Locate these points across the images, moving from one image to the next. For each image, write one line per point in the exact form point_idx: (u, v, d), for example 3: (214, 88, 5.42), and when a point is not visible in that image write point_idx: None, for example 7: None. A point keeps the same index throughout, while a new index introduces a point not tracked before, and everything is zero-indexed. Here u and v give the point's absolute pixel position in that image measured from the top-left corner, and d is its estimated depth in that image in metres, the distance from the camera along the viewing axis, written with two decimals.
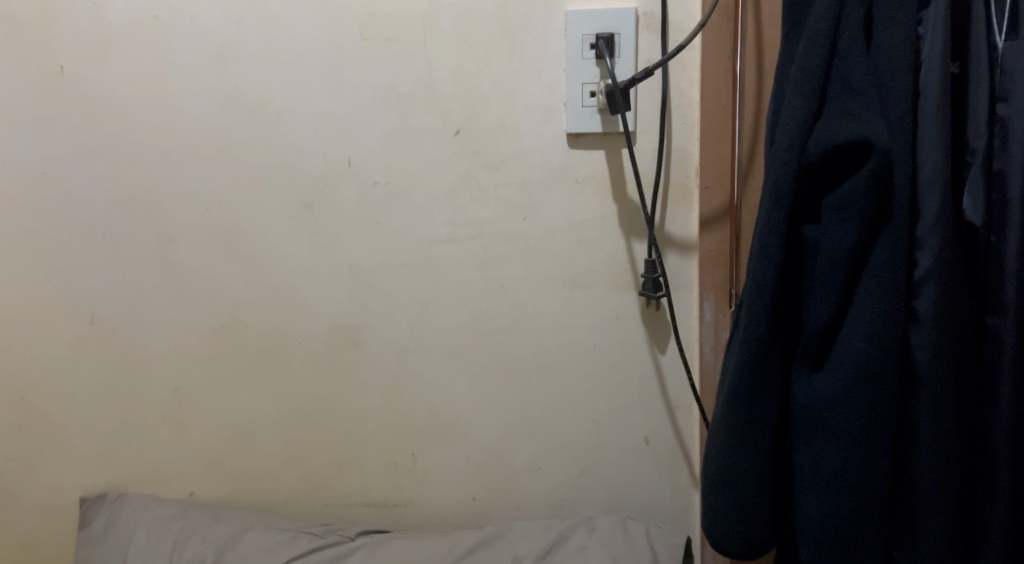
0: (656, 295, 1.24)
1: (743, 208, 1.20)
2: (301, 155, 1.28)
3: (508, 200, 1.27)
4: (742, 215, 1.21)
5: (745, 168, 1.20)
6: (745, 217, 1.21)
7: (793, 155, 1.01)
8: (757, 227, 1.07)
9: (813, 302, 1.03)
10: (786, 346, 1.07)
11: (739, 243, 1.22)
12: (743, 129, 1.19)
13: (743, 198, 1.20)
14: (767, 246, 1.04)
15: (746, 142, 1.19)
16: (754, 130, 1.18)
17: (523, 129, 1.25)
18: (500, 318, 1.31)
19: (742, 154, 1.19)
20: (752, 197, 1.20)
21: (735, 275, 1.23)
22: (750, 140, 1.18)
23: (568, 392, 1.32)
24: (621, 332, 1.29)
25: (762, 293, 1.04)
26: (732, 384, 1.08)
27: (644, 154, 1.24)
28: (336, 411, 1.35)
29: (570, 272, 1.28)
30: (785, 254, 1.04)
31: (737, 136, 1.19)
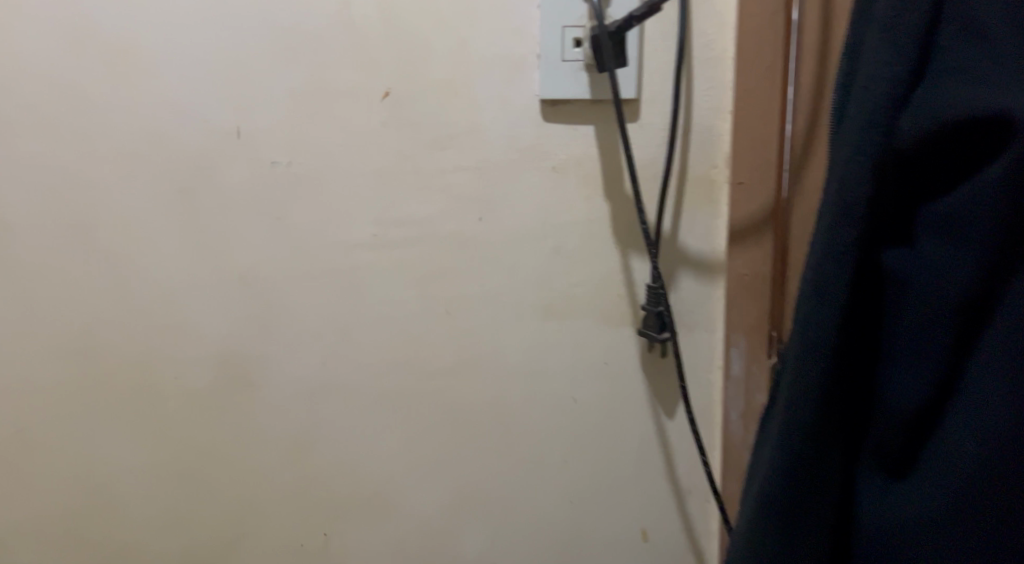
0: (660, 337, 0.86)
1: (794, 219, 0.81)
2: (179, 122, 0.93)
3: (458, 193, 0.91)
4: (790, 227, 0.82)
5: (802, 160, 0.80)
6: (800, 232, 0.81)
7: (873, 141, 0.64)
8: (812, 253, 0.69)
9: (898, 376, 0.66)
10: (852, 440, 0.69)
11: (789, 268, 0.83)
12: (801, 102, 0.80)
13: (795, 205, 0.81)
14: (826, 284, 0.66)
15: (805, 121, 0.80)
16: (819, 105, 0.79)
17: (479, 92, 0.89)
18: (445, 356, 0.95)
19: (795, 139, 0.80)
20: (807, 201, 0.81)
21: (781, 318, 0.84)
22: (811, 118, 0.79)
23: (538, 461, 0.97)
24: (612, 380, 0.94)
25: (815, 358, 0.67)
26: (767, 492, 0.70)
27: (651, 131, 0.85)
28: (230, 468, 1.01)
29: (543, 296, 0.93)
30: (856, 299, 0.66)
31: (790, 113, 0.80)
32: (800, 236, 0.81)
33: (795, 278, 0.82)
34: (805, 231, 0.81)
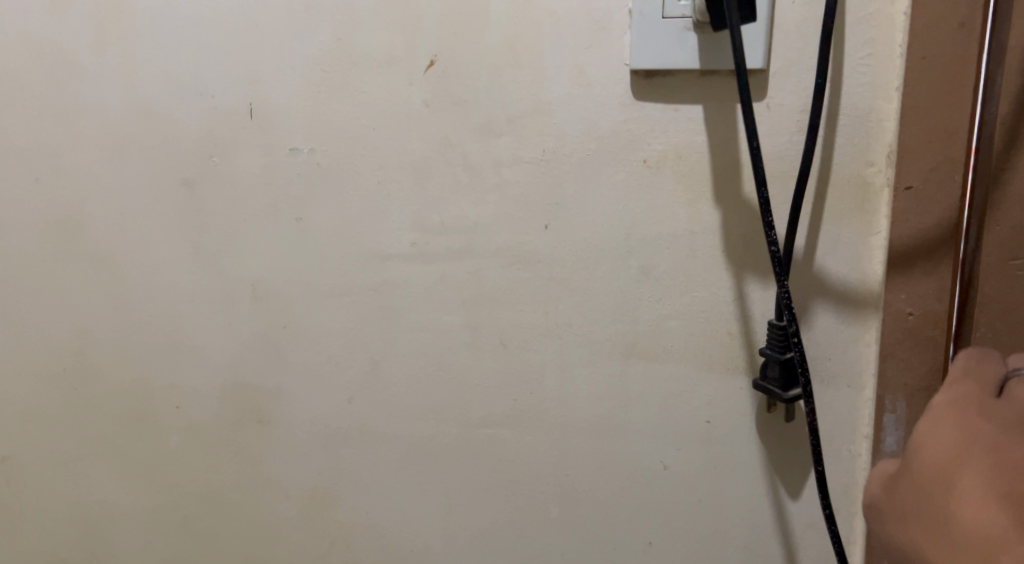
0: (786, 395, 0.64)
1: (986, 243, 0.58)
2: (176, 95, 0.75)
3: (518, 193, 0.71)
4: (980, 254, 0.58)
5: (1004, 162, 0.57)
6: (995, 262, 0.58)
7: None
8: None
9: None
10: None
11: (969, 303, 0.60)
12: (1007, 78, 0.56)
13: (990, 223, 0.58)
14: None
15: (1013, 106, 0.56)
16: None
17: (549, 61, 0.68)
18: (497, 401, 0.75)
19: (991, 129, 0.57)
20: (1012, 215, 0.57)
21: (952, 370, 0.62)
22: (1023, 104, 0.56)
23: (612, 538, 0.76)
24: (714, 444, 0.72)
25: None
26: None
27: (783, 114, 0.62)
28: (235, 519, 0.84)
29: (625, 329, 0.71)
30: None
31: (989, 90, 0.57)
32: (993, 266, 0.58)
33: (981, 323, 0.59)
34: (1004, 260, 0.58)
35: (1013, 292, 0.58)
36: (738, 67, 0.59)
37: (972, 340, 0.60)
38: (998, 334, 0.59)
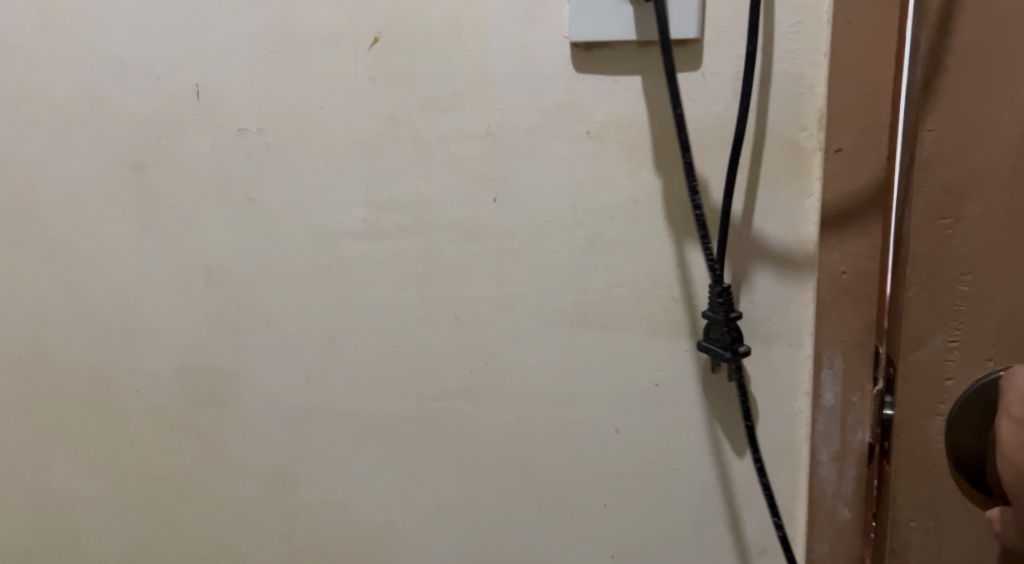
0: (731, 350, 0.65)
1: (916, 205, 0.60)
2: (123, 79, 0.75)
3: (466, 168, 0.72)
4: (911, 216, 0.61)
5: (930, 124, 0.59)
6: (925, 222, 0.60)
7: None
8: (996, 226, 0.60)
9: None
10: None
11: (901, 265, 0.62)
12: (929, 41, 0.58)
13: (919, 185, 0.60)
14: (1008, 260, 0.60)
15: (936, 69, 0.58)
16: (959, 46, 0.58)
17: (491, 35, 0.69)
18: (452, 374, 0.77)
19: (916, 92, 0.59)
20: (939, 177, 0.59)
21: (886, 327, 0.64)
22: (945, 67, 0.58)
23: (568, 504, 0.77)
24: (663, 409, 0.74)
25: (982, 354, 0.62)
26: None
27: (718, 83, 0.64)
28: (197, 500, 0.85)
29: (574, 299, 0.73)
30: None
31: (913, 55, 0.59)
32: (923, 227, 0.60)
33: (913, 283, 0.61)
34: (934, 221, 0.60)
35: (943, 251, 0.61)
36: (663, 38, 0.62)
37: (906, 299, 0.62)
38: (930, 292, 0.61)
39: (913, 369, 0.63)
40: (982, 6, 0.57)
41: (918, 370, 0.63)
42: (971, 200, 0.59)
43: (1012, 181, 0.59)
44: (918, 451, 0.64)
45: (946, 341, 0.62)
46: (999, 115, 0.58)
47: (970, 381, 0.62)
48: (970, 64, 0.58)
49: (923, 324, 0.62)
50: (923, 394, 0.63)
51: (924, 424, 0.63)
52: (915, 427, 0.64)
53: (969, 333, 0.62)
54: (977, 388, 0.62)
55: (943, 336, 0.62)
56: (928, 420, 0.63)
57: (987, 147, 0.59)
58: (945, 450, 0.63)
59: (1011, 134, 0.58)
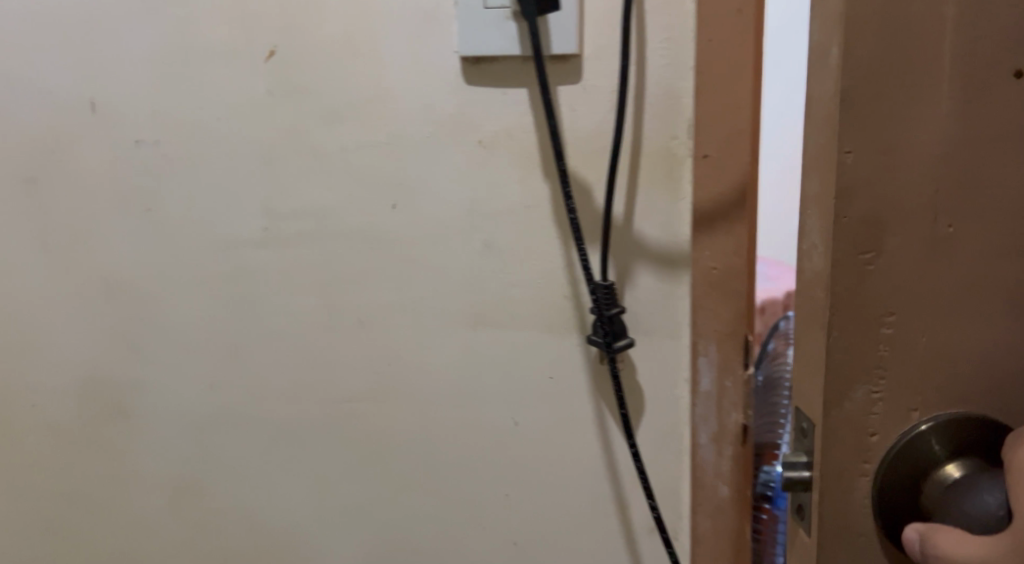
0: (612, 345, 0.70)
1: (832, 238, 0.55)
2: (16, 93, 0.75)
3: (364, 176, 0.75)
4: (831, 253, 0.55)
5: (846, 145, 0.53)
6: (845, 258, 0.55)
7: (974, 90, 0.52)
8: (916, 260, 0.55)
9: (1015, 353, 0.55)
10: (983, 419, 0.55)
11: (818, 307, 0.56)
12: (841, 53, 0.53)
13: (838, 218, 0.54)
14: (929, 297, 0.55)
15: (851, 86, 0.53)
16: (876, 61, 0.52)
17: (385, 49, 0.72)
18: (355, 376, 0.79)
19: (829, 109, 0.54)
20: (857, 208, 0.54)
21: (801, 377, 0.58)
22: (861, 83, 0.53)
23: (469, 498, 0.80)
24: (556, 402, 0.77)
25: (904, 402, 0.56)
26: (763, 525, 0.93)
27: (597, 95, 0.69)
28: (100, 513, 0.85)
29: (471, 299, 0.76)
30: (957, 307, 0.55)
31: (824, 71, 0.54)
32: (843, 261, 0.55)
33: (833, 328, 0.55)
34: (853, 255, 0.54)
35: (862, 289, 0.55)
36: (536, 56, 0.67)
37: (826, 345, 0.56)
38: (850, 336, 0.55)
39: (837, 422, 0.56)
40: (895, 17, 0.52)
41: (841, 424, 0.56)
42: (890, 231, 0.54)
43: (933, 209, 0.54)
44: (845, 520, 0.57)
45: (869, 392, 0.56)
46: (918, 136, 0.53)
47: (895, 433, 0.56)
48: (887, 79, 0.53)
49: (845, 372, 0.56)
50: (846, 452, 0.57)
51: (848, 486, 0.57)
52: (839, 492, 0.57)
53: (893, 380, 0.56)
54: (903, 444, 0.56)
55: (866, 385, 0.56)
56: (850, 481, 0.57)
57: (907, 173, 0.54)
58: (873, 517, 0.57)
59: (929, 157, 0.53)
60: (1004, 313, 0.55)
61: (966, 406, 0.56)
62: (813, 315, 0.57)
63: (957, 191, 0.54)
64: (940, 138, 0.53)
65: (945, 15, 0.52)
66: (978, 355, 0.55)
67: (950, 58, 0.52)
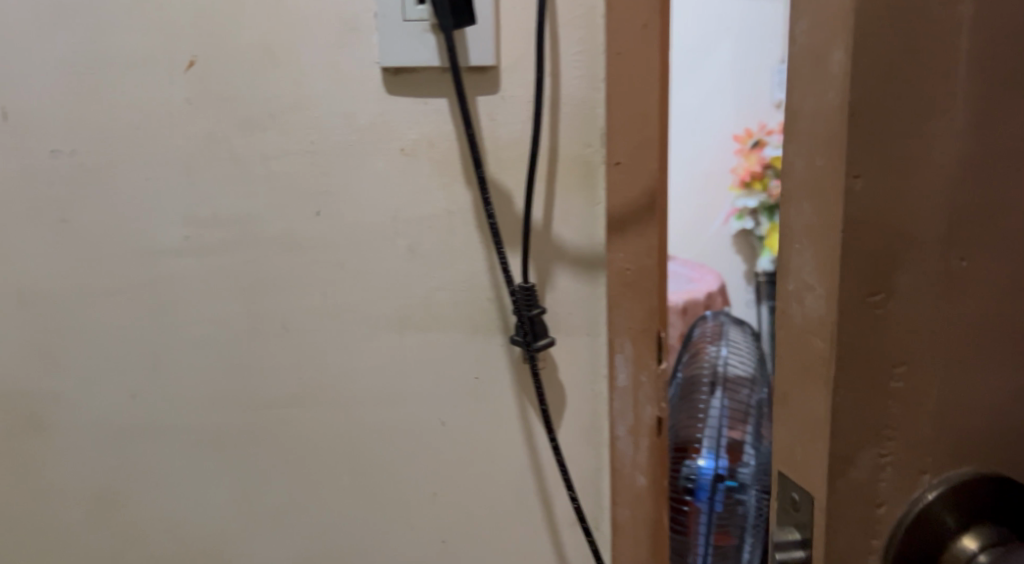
0: (533, 344, 0.73)
1: (838, 278, 0.54)
2: None
3: (287, 183, 0.76)
4: (840, 289, 0.55)
5: (857, 172, 0.53)
6: (854, 295, 0.55)
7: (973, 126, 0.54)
8: (921, 297, 0.56)
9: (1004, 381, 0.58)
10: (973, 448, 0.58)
11: (823, 342, 0.56)
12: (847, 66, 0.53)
13: (847, 255, 0.54)
14: (932, 331, 0.56)
15: (859, 99, 0.53)
16: (887, 74, 0.53)
17: (306, 57, 0.73)
18: (280, 382, 0.80)
19: (839, 134, 0.53)
20: (865, 242, 0.54)
21: (801, 428, 0.58)
22: (871, 96, 0.53)
23: (396, 498, 0.82)
24: (481, 401, 0.79)
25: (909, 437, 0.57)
26: (694, 508, 1.09)
27: (514, 104, 0.72)
28: (19, 527, 0.84)
29: (396, 303, 0.77)
30: (959, 340, 0.57)
31: (824, 81, 0.54)
32: (852, 298, 0.55)
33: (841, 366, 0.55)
34: (862, 292, 0.55)
35: (872, 328, 0.55)
36: (454, 67, 0.69)
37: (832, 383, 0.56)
38: (857, 384, 0.56)
39: (841, 461, 0.56)
40: (909, 26, 0.52)
41: (845, 462, 0.56)
42: (897, 268, 0.55)
43: (937, 245, 0.55)
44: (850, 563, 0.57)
45: (878, 454, 0.57)
46: (927, 160, 0.54)
47: (902, 505, 0.57)
48: (896, 99, 0.53)
49: (852, 410, 0.56)
50: (851, 492, 0.57)
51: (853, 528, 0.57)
52: (845, 533, 0.57)
53: (901, 437, 0.57)
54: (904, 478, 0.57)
55: (874, 435, 0.56)
56: (862, 540, 0.57)
57: (916, 202, 0.54)
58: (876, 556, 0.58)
59: (938, 182, 0.54)
60: (996, 344, 0.57)
61: (962, 433, 0.58)
62: (817, 366, 0.56)
63: (958, 230, 0.55)
64: (951, 158, 0.54)
65: (961, 15, 0.53)
66: (971, 383, 0.57)
67: (959, 91, 0.54)
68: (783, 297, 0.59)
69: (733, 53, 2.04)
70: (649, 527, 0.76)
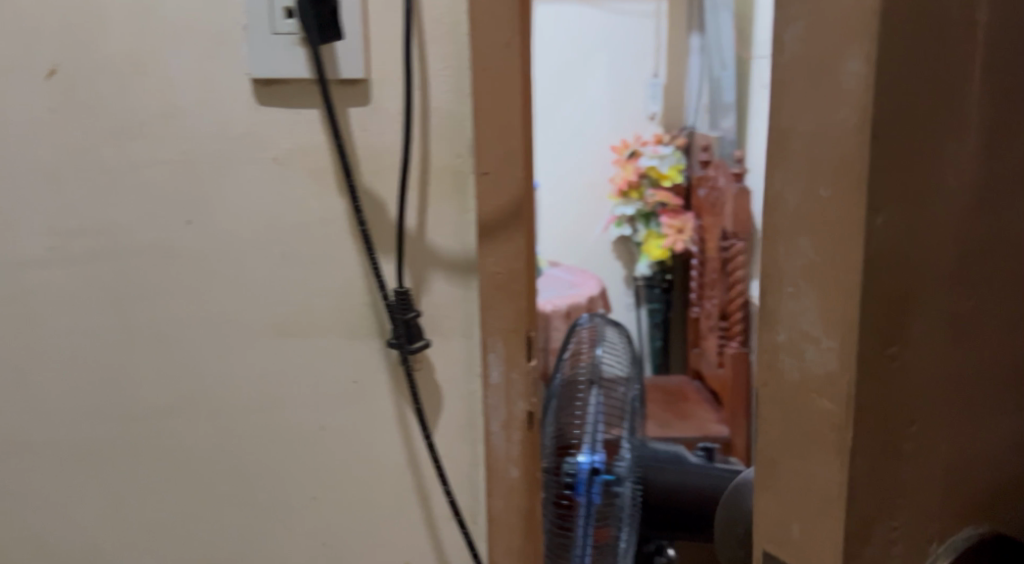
0: (410, 346, 0.76)
1: (857, 331, 0.48)
2: None
3: (158, 192, 0.76)
4: (857, 351, 0.48)
5: (875, 207, 0.46)
6: (872, 357, 0.48)
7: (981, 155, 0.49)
8: (934, 351, 0.50)
9: (1001, 427, 0.54)
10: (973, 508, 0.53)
11: (831, 410, 0.49)
12: (868, 90, 0.45)
13: (862, 312, 0.47)
14: (944, 387, 0.51)
15: (882, 120, 0.45)
16: (907, 93, 0.46)
17: (172, 69, 0.74)
18: (154, 391, 0.80)
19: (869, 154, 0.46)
20: (881, 295, 0.47)
21: (795, 494, 0.52)
22: (894, 117, 0.46)
23: (274, 503, 0.82)
24: (358, 404, 0.80)
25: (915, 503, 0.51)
26: (575, 503, 1.12)
27: (384, 115, 0.74)
28: None
29: (270, 310, 0.78)
30: (964, 395, 0.52)
31: (834, 96, 0.47)
32: (869, 362, 0.48)
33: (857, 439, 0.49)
34: (878, 353, 0.48)
35: (886, 396, 0.49)
36: (321, 81, 0.72)
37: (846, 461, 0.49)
38: (871, 457, 0.49)
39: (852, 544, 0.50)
40: (922, 20, 0.46)
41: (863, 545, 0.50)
42: (912, 321, 0.49)
43: (949, 290, 0.49)
44: None
45: (891, 527, 0.51)
46: (944, 193, 0.48)
47: None
48: (915, 107, 0.46)
49: (867, 486, 0.50)
50: None
51: None
52: None
53: (912, 504, 0.51)
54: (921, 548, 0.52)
55: (888, 504, 0.51)
56: None
57: (929, 238, 0.48)
58: None
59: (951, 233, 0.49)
60: (998, 392, 0.53)
61: (959, 494, 0.53)
62: (831, 432, 0.49)
63: (967, 273, 0.50)
64: (963, 183, 0.48)
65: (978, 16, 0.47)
66: (971, 436, 0.53)
67: (975, 108, 0.48)
68: (771, 350, 0.52)
69: (608, 66, 2.28)
70: (524, 514, 0.80)
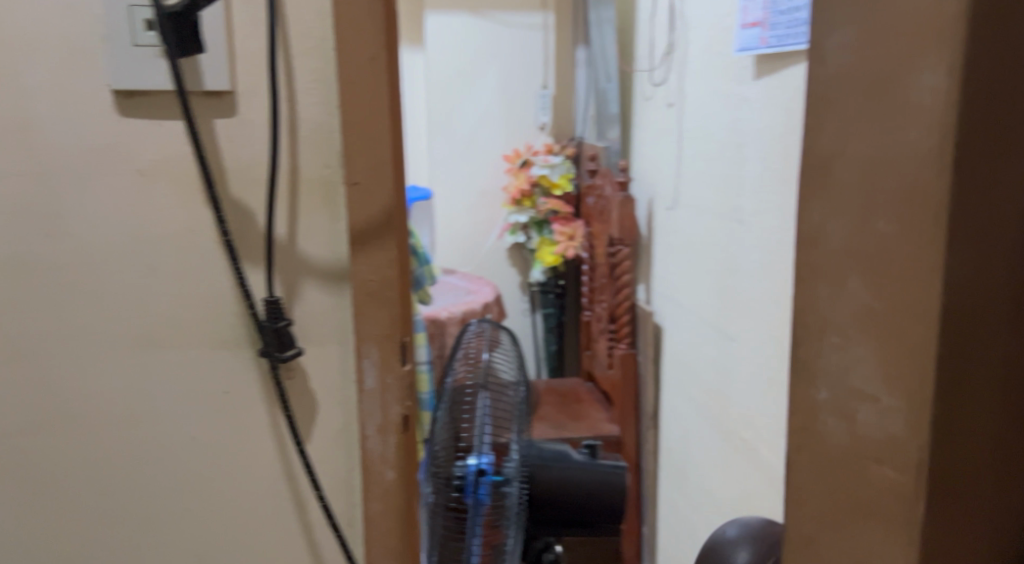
0: (282, 355, 0.77)
1: (924, 375, 0.52)
2: None
3: (16, 205, 0.75)
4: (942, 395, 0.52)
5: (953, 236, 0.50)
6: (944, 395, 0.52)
7: None
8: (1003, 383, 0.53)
9: None
10: None
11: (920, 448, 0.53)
12: (943, 108, 0.49)
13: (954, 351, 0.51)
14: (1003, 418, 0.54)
15: (957, 139, 0.49)
16: (973, 118, 0.49)
17: (28, 80, 0.73)
18: (16, 406, 0.79)
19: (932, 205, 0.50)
20: (971, 337, 0.52)
21: (855, 518, 0.57)
22: (967, 143, 0.49)
23: (147, 515, 0.82)
24: (231, 414, 0.81)
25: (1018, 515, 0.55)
26: (463, 505, 1.14)
27: (251, 127, 0.75)
28: None
29: (138, 322, 0.78)
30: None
31: (902, 114, 0.51)
32: (948, 396, 0.52)
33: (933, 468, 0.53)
34: (955, 389, 0.52)
35: (954, 412, 0.52)
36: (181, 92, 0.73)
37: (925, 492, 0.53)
38: (942, 485, 0.53)
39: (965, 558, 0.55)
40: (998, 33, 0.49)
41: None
42: (993, 356, 0.53)
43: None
44: None
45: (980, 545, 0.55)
46: (1005, 212, 0.51)
47: None
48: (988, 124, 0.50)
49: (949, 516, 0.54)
50: None
51: None
52: None
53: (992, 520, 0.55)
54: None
55: (968, 518, 0.54)
56: None
57: (988, 273, 0.51)
58: None
59: (999, 244, 0.51)
60: None
61: None
62: (899, 485, 0.54)
63: None
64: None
65: None
66: None
67: None
68: (814, 409, 0.60)
69: (497, 78, 2.33)
70: (402, 516, 0.82)
